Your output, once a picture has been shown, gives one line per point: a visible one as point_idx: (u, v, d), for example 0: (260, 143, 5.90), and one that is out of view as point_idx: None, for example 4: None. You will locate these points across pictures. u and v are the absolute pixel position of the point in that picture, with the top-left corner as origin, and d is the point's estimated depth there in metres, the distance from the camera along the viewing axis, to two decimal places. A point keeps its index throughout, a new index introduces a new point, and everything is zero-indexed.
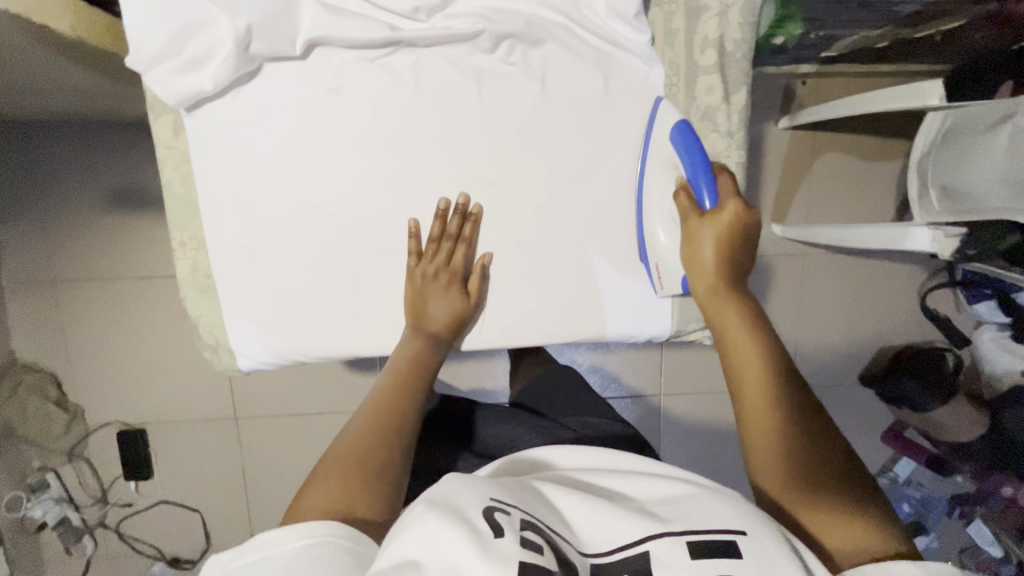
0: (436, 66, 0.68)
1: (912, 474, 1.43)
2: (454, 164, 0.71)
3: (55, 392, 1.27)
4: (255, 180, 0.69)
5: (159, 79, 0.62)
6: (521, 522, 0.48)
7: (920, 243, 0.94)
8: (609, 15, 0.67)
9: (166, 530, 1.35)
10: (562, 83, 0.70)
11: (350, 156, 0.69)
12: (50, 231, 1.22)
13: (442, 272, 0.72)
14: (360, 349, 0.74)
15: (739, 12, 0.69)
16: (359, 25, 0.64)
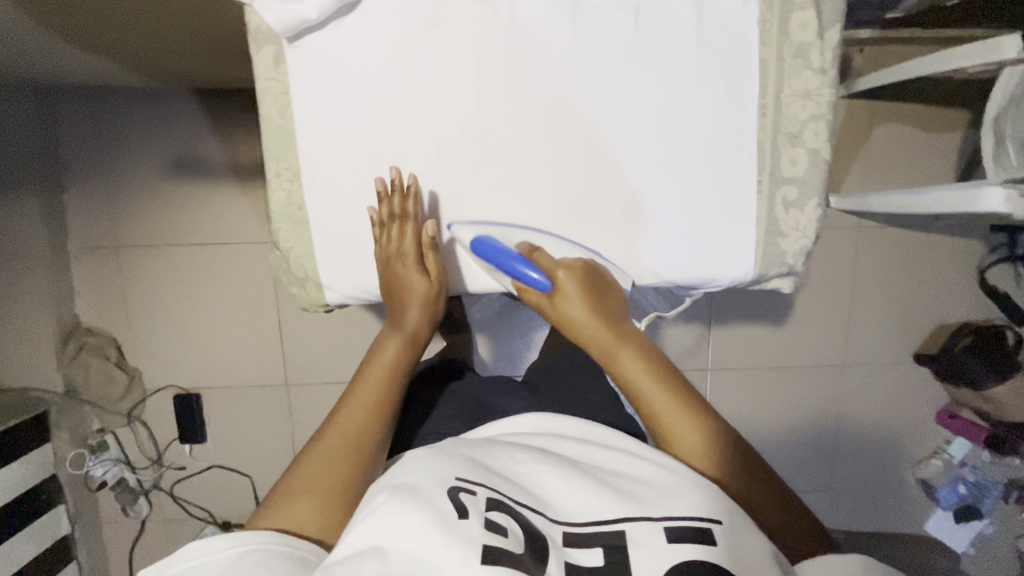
0: (533, 2, 0.60)
1: (967, 456, 1.37)
2: (539, 113, 0.63)
3: (115, 354, 1.30)
4: (330, 128, 0.63)
5: (270, 7, 0.55)
6: (486, 503, 0.51)
7: (992, 205, 0.89)
8: None
9: (217, 494, 1.38)
10: (662, 20, 0.61)
11: (430, 104, 0.63)
12: (114, 197, 1.26)
13: (396, 260, 0.67)
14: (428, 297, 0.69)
15: None
16: None
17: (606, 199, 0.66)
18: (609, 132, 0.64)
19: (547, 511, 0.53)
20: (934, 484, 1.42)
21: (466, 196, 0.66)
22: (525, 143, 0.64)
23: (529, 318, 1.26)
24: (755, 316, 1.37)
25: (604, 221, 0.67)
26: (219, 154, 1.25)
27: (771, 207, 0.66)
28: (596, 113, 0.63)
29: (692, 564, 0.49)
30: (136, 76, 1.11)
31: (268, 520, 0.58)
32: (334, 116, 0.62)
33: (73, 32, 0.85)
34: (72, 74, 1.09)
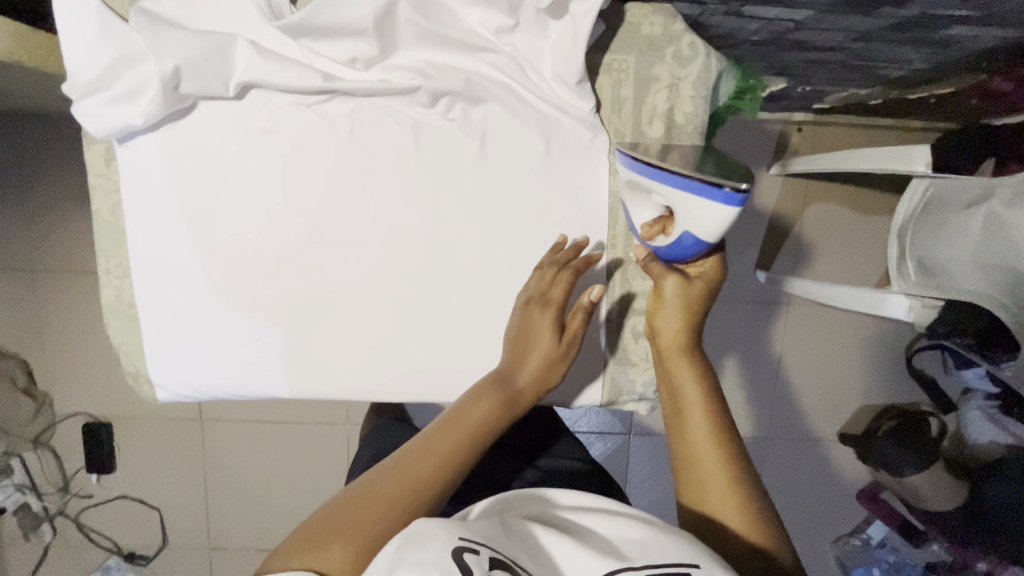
0: (374, 119, 0.58)
1: (886, 536, 1.36)
2: (383, 227, 0.60)
3: (24, 379, 1.28)
4: (163, 228, 0.60)
5: (89, 111, 0.54)
6: (493, 562, 0.39)
7: (896, 312, 0.91)
8: (554, 80, 0.55)
9: (124, 524, 1.36)
10: (508, 148, 0.59)
11: (269, 210, 0.60)
12: (31, 221, 1.24)
13: (537, 304, 0.58)
14: (276, 394, 0.64)
15: (691, 86, 0.57)
16: (290, 73, 0.55)
17: (453, 322, 0.62)
18: (450, 253, 0.61)
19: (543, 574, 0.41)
20: (847, 562, 1.43)
21: (299, 306, 0.62)
22: (367, 258, 0.61)
23: None
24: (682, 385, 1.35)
25: (448, 344, 0.63)
26: None
27: (619, 335, 0.66)
28: (440, 235, 0.60)
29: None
30: (52, 105, 1.09)
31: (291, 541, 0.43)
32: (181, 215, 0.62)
33: None
34: None
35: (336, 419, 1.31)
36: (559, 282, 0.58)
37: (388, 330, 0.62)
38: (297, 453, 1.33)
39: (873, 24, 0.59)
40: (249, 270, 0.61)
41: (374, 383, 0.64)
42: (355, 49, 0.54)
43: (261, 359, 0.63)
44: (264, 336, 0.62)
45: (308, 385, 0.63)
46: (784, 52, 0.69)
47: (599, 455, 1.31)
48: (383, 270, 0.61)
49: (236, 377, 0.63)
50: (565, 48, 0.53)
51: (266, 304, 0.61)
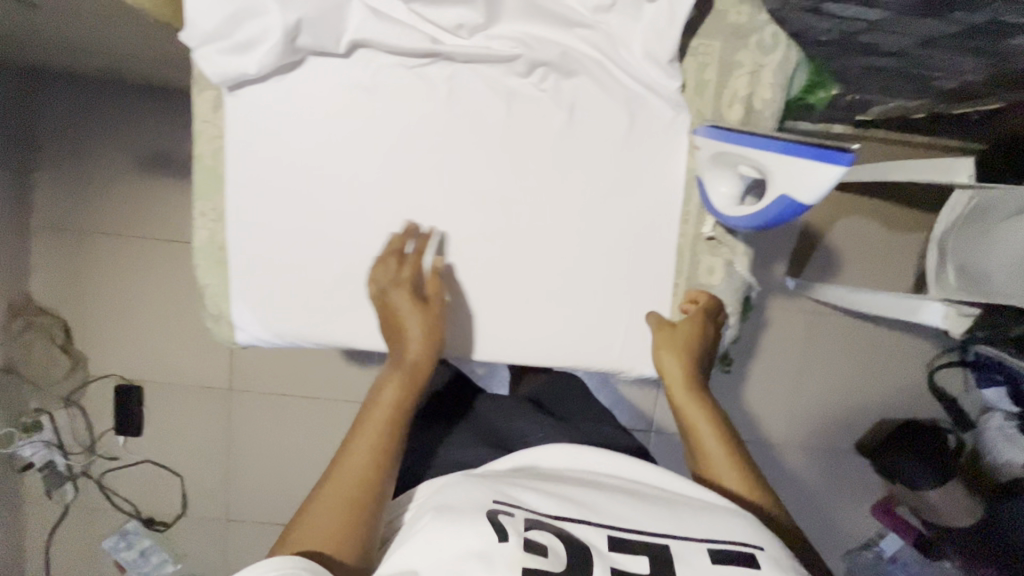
0: (471, 85, 0.62)
1: (899, 552, 1.37)
2: (471, 187, 0.64)
3: (62, 337, 1.30)
4: (263, 175, 0.63)
5: (209, 58, 0.57)
6: (524, 523, 0.50)
7: (933, 318, 0.95)
8: (644, 59, 0.60)
9: (144, 490, 1.37)
10: (596, 121, 0.63)
11: (364, 165, 0.63)
12: (83, 184, 1.27)
13: (393, 289, 0.63)
14: (357, 341, 0.67)
15: (773, 73, 0.60)
16: (402, 33, 0.58)
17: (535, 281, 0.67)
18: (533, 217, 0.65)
19: (587, 519, 0.51)
20: None
21: (388, 257, 0.66)
22: (454, 216, 0.65)
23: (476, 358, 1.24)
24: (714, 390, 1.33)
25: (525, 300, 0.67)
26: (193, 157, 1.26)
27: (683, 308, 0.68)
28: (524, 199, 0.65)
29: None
30: (120, 71, 1.13)
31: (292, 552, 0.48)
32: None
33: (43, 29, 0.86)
34: (56, 62, 1.11)
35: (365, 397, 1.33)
36: (405, 266, 0.63)
37: (466, 284, 0.67)
38: (325, 428, 1.35)
39: (941, 31, 0.62)
40: (344, 221, 0.65)
41: (452, 335, 0.68)
42: (463, 16, 0.58)
43: (345, 305, 0.66)
44: (350, 286, 0.66)
45: (392, 333, 0.68)
46: (847, 55, 0.72)
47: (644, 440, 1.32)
48: (468, 228, 0.65)
49: (320, 322, 0.66)
50: (659, 27, 0.58)
51: (358, 252, 0.66)
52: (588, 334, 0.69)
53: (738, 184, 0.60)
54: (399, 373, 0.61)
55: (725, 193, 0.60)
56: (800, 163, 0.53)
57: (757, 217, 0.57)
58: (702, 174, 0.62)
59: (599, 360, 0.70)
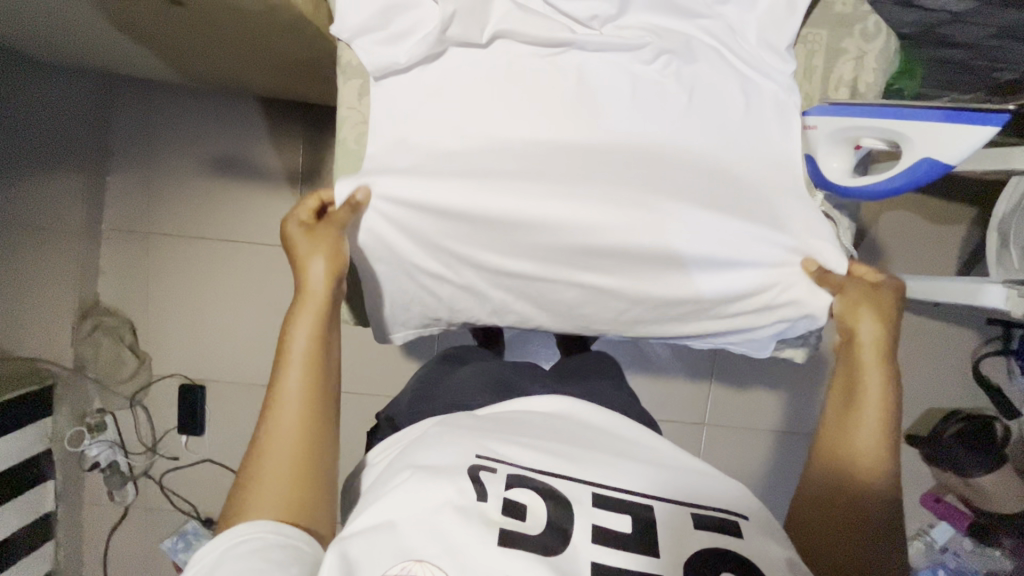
0: (599, 71, 0.69)
1: (949, 542, 1.38)
2: (597, 160, 0.69)
3: (130, 338, 1.33)
4: (402, 159, 0.70)
5: (365, 48, 0.67)
6: (505, 481, 0.55)
7: (993, 300, 0.93)
8: (760, 45, 0.68)
9: (203, 490, 1.38)
10: (713, 100, 0.69)
11: (496, 143, 0.69)
12: (151, 188, 1.31)
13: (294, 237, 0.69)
14: (496, 300, 0.76)
15: (876, 59, 0.68)
16: (541, 25, 0.67)
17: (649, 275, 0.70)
18: (656, 186, 0.68)
19: (573, 474, 0.57)
20: (912, 565, 1.42)
21: (516, 228, 0.69)
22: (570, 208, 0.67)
23: (538, 352, 1.27)
24: (766, 380, 1.35)
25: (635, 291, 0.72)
26: (261, 159, 1.29)
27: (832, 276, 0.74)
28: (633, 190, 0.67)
29: (711, 549, 0.53)
30: (197, 78, 1.17)
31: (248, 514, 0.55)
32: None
33: (151, 38, 0.91)
34: (138, 68, 1.16)
35: None
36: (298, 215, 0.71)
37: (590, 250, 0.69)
38: None
39: None
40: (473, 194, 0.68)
41: (578, 296, 0.74)
42: (598, 8, 0.67)
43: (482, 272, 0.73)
44: (482, 256, 0.71)
45: (525, 297, 0.76)
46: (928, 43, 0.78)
47: (680, 436, 1.36)
48: (591, 192, 0.68)
49: (461, 286, 0.75)
50: (777, 13, 0.67)
51: (490, 230, 0.71)
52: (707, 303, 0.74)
53: (850, 158, 0.69)
54: (307, 310, 0.66)
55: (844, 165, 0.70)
56: (933, 125, 0.62)
57: (889, 180, 0.66)
58: (813, 152, 0.70)
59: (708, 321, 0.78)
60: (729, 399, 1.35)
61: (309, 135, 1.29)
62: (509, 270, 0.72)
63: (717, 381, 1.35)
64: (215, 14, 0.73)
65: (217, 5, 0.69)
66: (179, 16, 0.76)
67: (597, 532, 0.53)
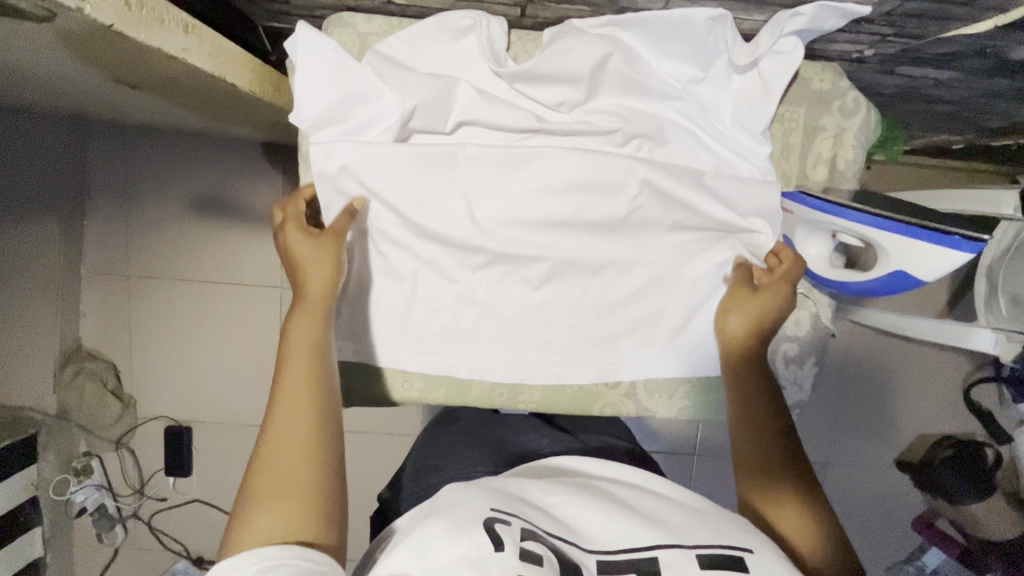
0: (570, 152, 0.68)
1: (941, 566, 1.33)
2: (568, 238, 0.71)
3: (113, 382, 1.32)
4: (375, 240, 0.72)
5: (322, 140, 0.67)
6: (520, 533, 0.48)
7: (983, 344, 0.94)
8: (735, 124, 0.67)
9: (193, 530, 1.37)
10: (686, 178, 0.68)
11: (471, 220, 0.70)
12: (129, 232, 1.29)
13: (294, 234, 0.67)
14: (473, 358, 0.77)
15: (854, 135, 0.68)
16: (507, 113, 0.67)
17: (609, 276, 0.74)
18: (622, 253, 0.72)
19: (581, 542, 0.51)
20: None
21: (493, 283, 0.74)
22: (538, 240, 0.71)
23: None
24: None
25: (596, 300, 0.75)
26: (240, 199, 1.27)
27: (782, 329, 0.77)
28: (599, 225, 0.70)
29: None
30: (170, 122, 1.15)
31: (262, 525, 0.49)
32: (388, 229, 0.71)
33: (124, 93, 0.88)
34: (107, 113, 1.13)
35: (410, 429, 1.31)
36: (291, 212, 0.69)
37: (563, 304, 0.75)
38: (369, 464, 1.32)
39: (1004, 87, 0.65)
40: (447, 253, 0.73)
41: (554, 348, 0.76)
42: (565, 95, 0.67)
43: (464, 330, 0.76)
44: (458, 309, 0.75)
45: (501, 350, 0.76)
46: (913, 100, 0.76)
47: (673, 468, 1.35)
48: (561, 252, 0.72)
49: (438, 342, 0.76)
50: (751, 97, 0.66)
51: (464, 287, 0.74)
52: (675, 356, 0.77)
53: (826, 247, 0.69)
54: (312, 311, 0.64)
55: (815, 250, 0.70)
56: (923, 245, 0.59)
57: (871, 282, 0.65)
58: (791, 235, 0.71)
59: (686, 378, 0.79)
60: (717, 431, 1.35)
61: (288, 176, 1.26)
62: (487, 324, 0.75)
63: None
64: (173, 90, 0.71)
65: (174, 85, 0.67)
66: (138, 87, 0.74)
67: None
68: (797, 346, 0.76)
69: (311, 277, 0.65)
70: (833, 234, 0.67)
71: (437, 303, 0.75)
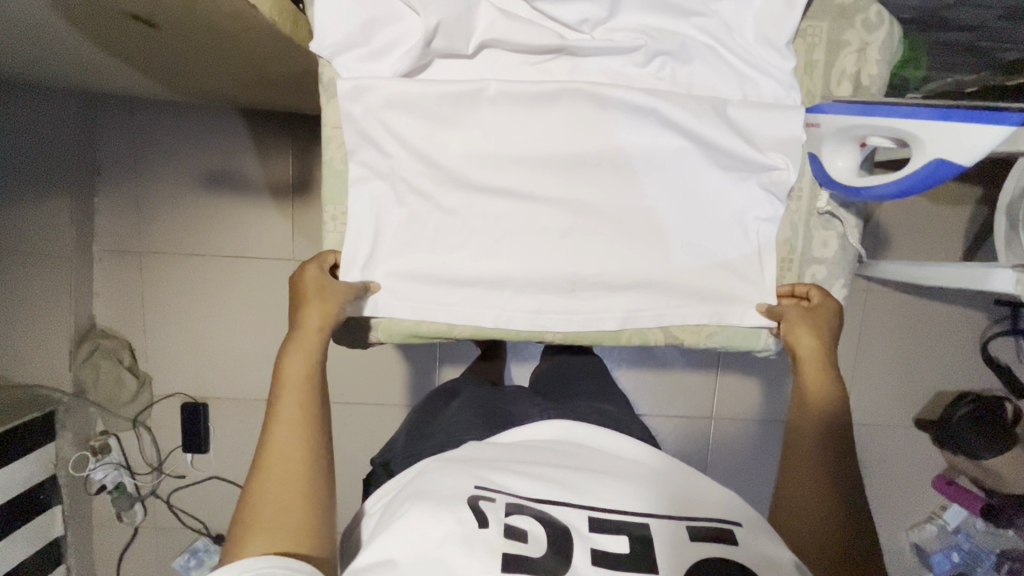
0: (593, 71, 0.70)
1: (961, 523, 1.38)
2: (591, 159, 0.71)
3: (128, 358, 1.30)
4: (392, 176, 0.72)
5: (348, 65, 0.67)
6: (505, 508, 0.55)
7: (1003, 285, 0.91)
8: (758, 41, 0.67)
9: (212, 506, 1.37)
10: (711, 93, 0.70)
11: (495, 143, 0.71)
12: (140, 207, 1.29)
13: (308, 282, 0.70)
14: (496, 285, 0.74)
15: (879, 48, 0.67)
16: (529, 32, 0.67)
17: (637, 202, 0.73)
18: (645, 173, 0.72)
19: (573, 501, 0.57)
20: (925, 547, 1.43)
21: (511, 215, 0.73)
22: (561, 161, 0.71)
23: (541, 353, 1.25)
24: (773, 378, 1.34)
25: (621, 232, 0.73)
26: (252, 170, 1.27)
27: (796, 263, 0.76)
28: (628, 137, 0.70)
29: (710, 557, 0.53)
30: (178, 94, 1.15)
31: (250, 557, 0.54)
32: (410, 176, 0.71)
33: (135, 58, 0.87)
34: (115, 86, 1.12)
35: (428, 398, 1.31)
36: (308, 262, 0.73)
37: (587, 229, 0.73)
38: (387, 434, 1.32)
39: None
40: (466, 185, 0.72)
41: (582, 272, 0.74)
42: (587, 12, 0.66)
43: (482, 264, 0.74)
44: (473, 244, 0.73)
45: (521, 286, 0.74)
46: (932, 27, 0.76)
47: (689, 430, 1.35)
48: (582, 176, 0.72)
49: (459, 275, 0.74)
50: (775, 10, 0.66)
51: (486, 214, 0.73)
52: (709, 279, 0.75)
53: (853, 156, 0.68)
54: (314, 358, 0.67)
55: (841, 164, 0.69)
56: (982, 131, 0.58)
57: (909, 179, 0.63)
58: (816, 150, 0.70)
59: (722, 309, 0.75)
60: (734, 394, 1.34)
61: (298, 147, 1.26)
62: (507, 258, 0.74)
63: (724, 376, 1.34)
64: (188, 35, 0.71)
65: (189, 26, 0.66)
66: (152, 36, 0.74)
67: (596, 555, 0.53)
68: (826, 268, 0.75)
69: (314, 323, 0.68)
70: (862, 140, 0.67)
71: (457, 239, 0.73)
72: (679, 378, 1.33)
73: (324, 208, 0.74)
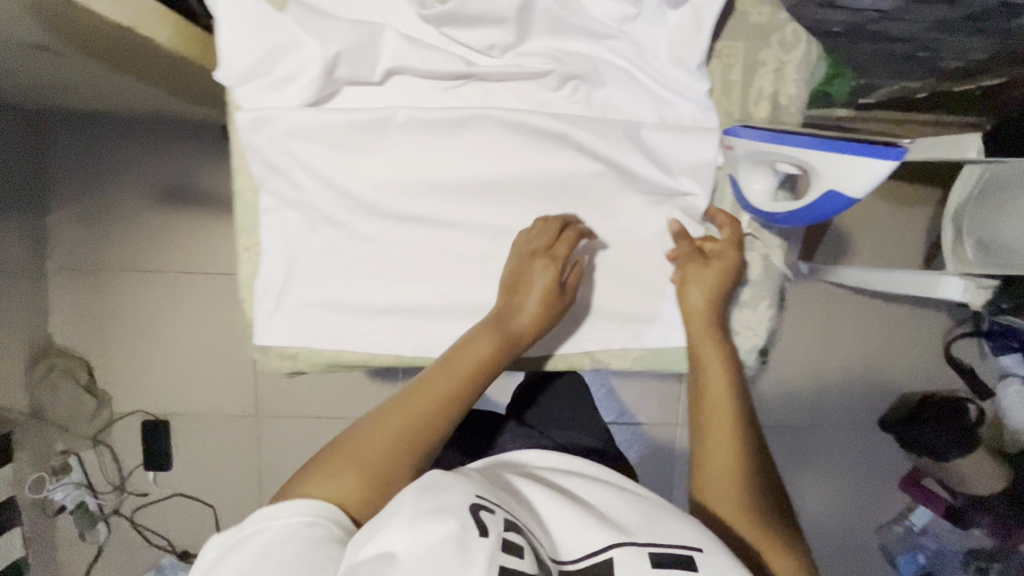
0: (504, 95, 0.70)
1: (929, 524, 1.38)
2: (511, 181, 0.71)
3: (86, 377, 1.30)
4: (310, 202, 0.71)
5: (248, 96, 0.67)
6: (505, 521, 0.46)
7: (952, 292, 0.96)
8: (672, 63, 0.68)
9: (176, 524, 1.36)
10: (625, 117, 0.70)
11: (411, 169, 0.70)
12: (93, 223, 1.27)
13: (537, 256, 0.69)
14: (422, 306, 0.73)
15: (795, 69, 0.70)
16: (436, 58, 0.67)
17: None
18: (563, 196, 0.72)
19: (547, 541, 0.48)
20: (891, 549, 1.45)
21: (434, 239, 0.72)
22: (477, 186, 0.71)
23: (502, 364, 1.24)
24: None
25: None
26: (206, 184, 1.26)
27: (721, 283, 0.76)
28: (544, 161, 0.70)
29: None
30: (126, 109, 1.13)
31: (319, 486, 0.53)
32: (322, 206, 0.70)
33: (68, 77, 0.86)
34: (57, 103, 1.10)
35: None
36: (561, 238, 0.69)
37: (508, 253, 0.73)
38: None
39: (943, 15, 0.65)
40: (387, 210, 0.71)
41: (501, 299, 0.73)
42: (494, 38, 0.67)
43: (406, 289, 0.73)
44: (395, 269, 0.72)
45: (446, 312, 0.73)
46: (862, 40, 0.75)
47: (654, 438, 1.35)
48: (503, 198, 0.72)
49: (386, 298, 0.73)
50: (686, 31, 0.66)
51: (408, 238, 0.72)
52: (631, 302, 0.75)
53: (770, 180, 0.68)
54: (504, 349, 0.65)
55: (761, 186, 0.69)
56: (858, 166, 0.58)
57: (812, 211, 0.65)
58: (737, 174, 0.71)
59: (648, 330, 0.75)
60: None
61: None
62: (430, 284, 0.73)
63: (686, 384, 1.33)
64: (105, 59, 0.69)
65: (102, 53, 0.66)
66: (72, 56, 0.73)
67: None
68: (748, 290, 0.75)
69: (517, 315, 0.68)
70: (774, 167, 0.67)
71: (383, 262, 0.72)
72: (643, 385, 1.33)
73: (237, 239, 0.73)
